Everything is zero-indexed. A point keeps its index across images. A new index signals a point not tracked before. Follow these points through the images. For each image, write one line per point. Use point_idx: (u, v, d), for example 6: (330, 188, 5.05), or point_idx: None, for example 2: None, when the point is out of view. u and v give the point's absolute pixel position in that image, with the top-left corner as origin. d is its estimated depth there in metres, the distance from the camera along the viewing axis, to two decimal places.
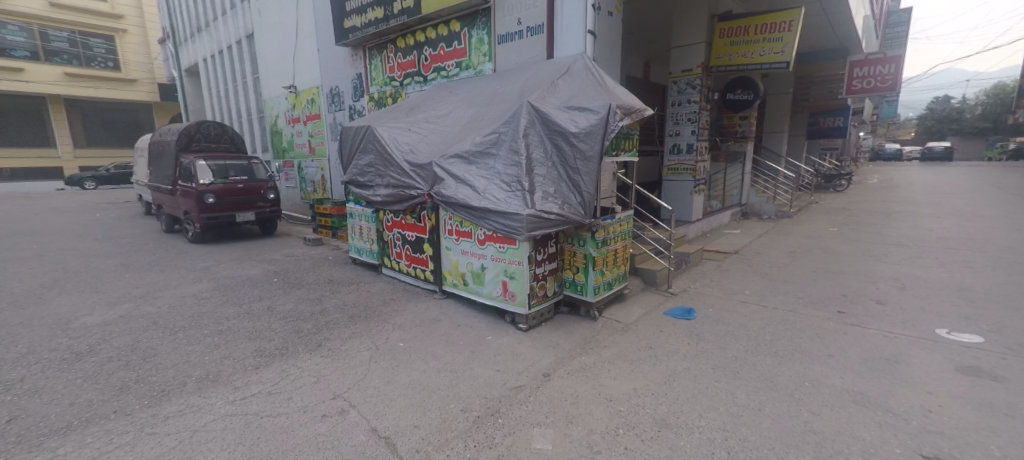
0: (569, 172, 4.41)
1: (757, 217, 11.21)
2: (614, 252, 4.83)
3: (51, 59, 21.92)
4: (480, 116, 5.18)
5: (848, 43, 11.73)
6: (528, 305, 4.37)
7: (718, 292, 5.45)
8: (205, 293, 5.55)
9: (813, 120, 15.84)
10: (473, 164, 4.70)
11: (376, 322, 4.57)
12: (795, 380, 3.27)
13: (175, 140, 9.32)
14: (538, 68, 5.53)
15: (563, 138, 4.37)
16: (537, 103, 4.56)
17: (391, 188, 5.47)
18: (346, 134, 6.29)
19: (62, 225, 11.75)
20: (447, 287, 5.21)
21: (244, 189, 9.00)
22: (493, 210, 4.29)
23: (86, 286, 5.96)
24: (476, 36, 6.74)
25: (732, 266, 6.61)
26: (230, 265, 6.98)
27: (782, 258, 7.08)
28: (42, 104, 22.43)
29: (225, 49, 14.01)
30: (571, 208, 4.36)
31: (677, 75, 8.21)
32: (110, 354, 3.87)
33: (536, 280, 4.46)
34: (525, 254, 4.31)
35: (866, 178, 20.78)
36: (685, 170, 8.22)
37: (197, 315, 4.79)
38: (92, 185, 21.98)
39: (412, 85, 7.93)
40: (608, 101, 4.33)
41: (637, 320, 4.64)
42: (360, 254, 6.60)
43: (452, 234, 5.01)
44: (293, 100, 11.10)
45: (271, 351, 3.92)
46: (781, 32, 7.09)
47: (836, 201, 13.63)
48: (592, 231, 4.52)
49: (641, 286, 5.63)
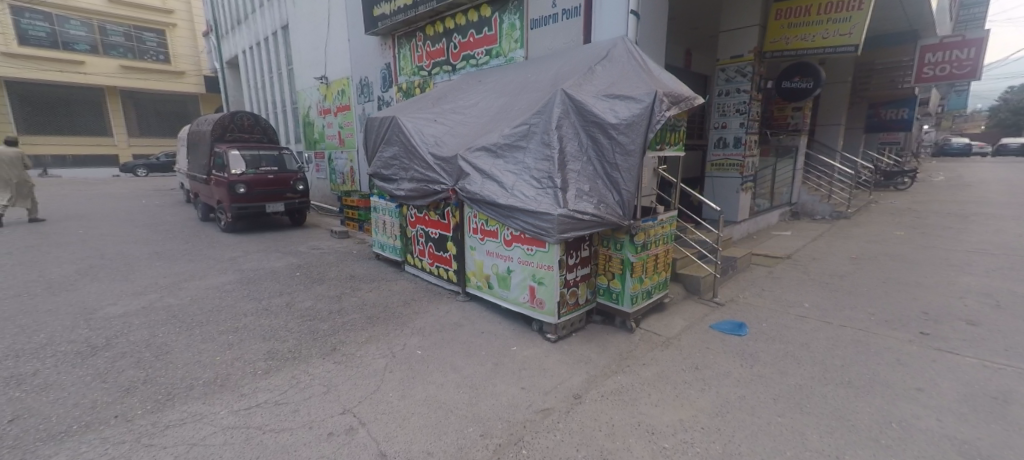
0: (606, 168, 3.98)
1: (808, 217, 10.36)
2: (654, 258, 4.37)
3: (109, 52, 23.03)
4: (510, 106, 4.78)
5: (920, 26, 10.57)
6: (557, 314, 3.98)
7: (771, 303, 4.88)
8: (228, 286, 5.45)
9: (874, 111, 14.71)
10: (501, 158, 4.33)
11: (394, 326, 4.29)
12: (879, 421, 2.76)
13: (210, 130, 9.41)
14: (574, 53, 5.08)
15: (601, 129, 3.94)
16: (572, 91, 4.13)
17: (414, 182, 5.17)
18: (371, 125, 6.04)
19: (110, 211, 12.19)
20: (471, 289, 4.88)
21: (274, 180, 8.97)
22: (522, 209, 3.90)
23: (117, 274, 5.98)
24: (507, 22, 6.34)
25: (784, 274, 5.97)
26: (256, 256, 6.92)
27: (843, 265, 6.36)
28: (100, 96, 23.47)
29: (262, 41, 14.19)
30: (608, 208, 3.93)
31: (724, 62, 7.54)
32: (124, 349, 3.74)
33: (567, 286, 4.06)
34: (556, 258, 3.90)
35: (930, 176, 19.07)
36: (732, 166, 7.56)
37: (216, 310, 4.65)
38: (143, 172, 23.08)
39: (440, 75, 7.61)
40: (653, 87, 3.85)
41: (680, 334, 4.16)
42: (384, 249, 6.38)
43: (477, 233, 4.68)
44: (325, 90, 11.03)
45: (284, 354, 3.70)
46: (850, 10, 6.34)
47: (899, 201, 12.49)
48: (631, 234, 4.08)
49: (682, 294, 5.13)
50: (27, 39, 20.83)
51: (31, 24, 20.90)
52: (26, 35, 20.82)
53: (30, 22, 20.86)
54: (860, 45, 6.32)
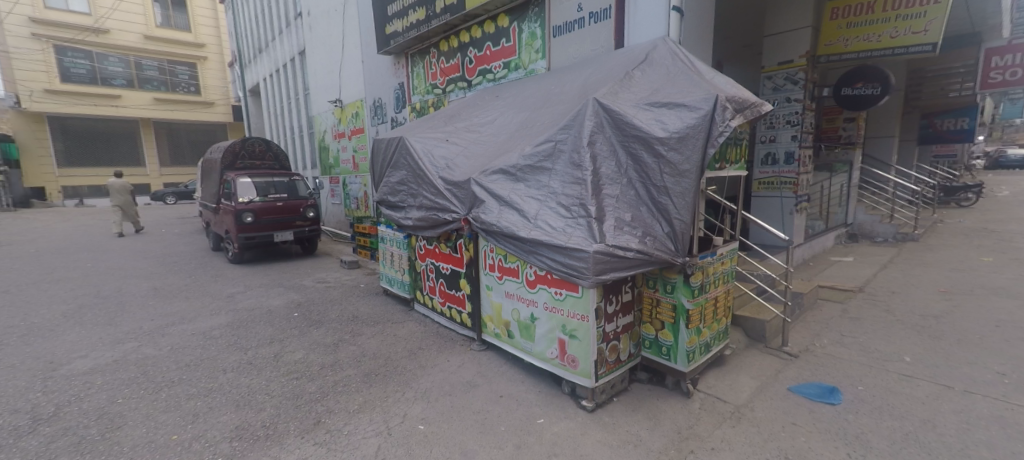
0: (651, 191, 3.22)
1: (868, 240, 9.28)
2: (713, 302, 3.54)
3: (144, 86, 23.75)
4: (531, 122, 4.10)
5: (986, 29, 9.49)
6: (595, 375, 3.16)
7: (861, 358, 3.93)
8: (215, 331, 4.83)
9: (926, 122, 13.32)
10: (521, 182, 3.61)
11: (394, 387, 3.53)
12: None
13: (220, 158, 9.11)
14: (604, 60, 4.38)
15: (644, 144, 3.19)
16: (607, 100, 3.41)
17: (423, 210, 4.50)
18: (378, 147, 5.44)
19: (126, 241, 12.02)
20: (488, 336, 4.14)
21: (283, 207, 8.50)
22: (547, 243, 3.15)
23: (103, 316, 5.47)
24: (527, 30, 5.75)
25: (864, 314, 5.00)
26: (256, 292, 6.35)
27: (932, 301, 5.34)
28: (134, 127, 24.19)
29: (280, 67, 14.14)
30: (656, 242, 3.17)
31: (769, 69, 6.72)
32: (69, 424, 3.09)
33: (606, 341, 3.25)
34: (592, 305, 3.10)
35: (993, 190, 17.40)
36: (783, 184, 6.66)
37: (193, 364, 4.00)
38: (172, 200, 23.64)
39: (455, 92, 7.06)
40: (712, 93, 3.08)
41: (750, 401, 3.28)
42: (392, 285, 5.72)
43: (494, 270, 3.94)
44: (339, 114, 10.70)
45: (255, 431, 2.99)
46: (924, 4, 5.55)
47: (969, 219, 11.19)
48: (685, 274, 3.27)
49: (743, 342, 4.24)
50: (68, 76, 21.58)
51: (73, 62, 21.67)
52: (68, 73, 21.57)
53: (72, 60, 21.66)
54: (939, 44, 5.49)
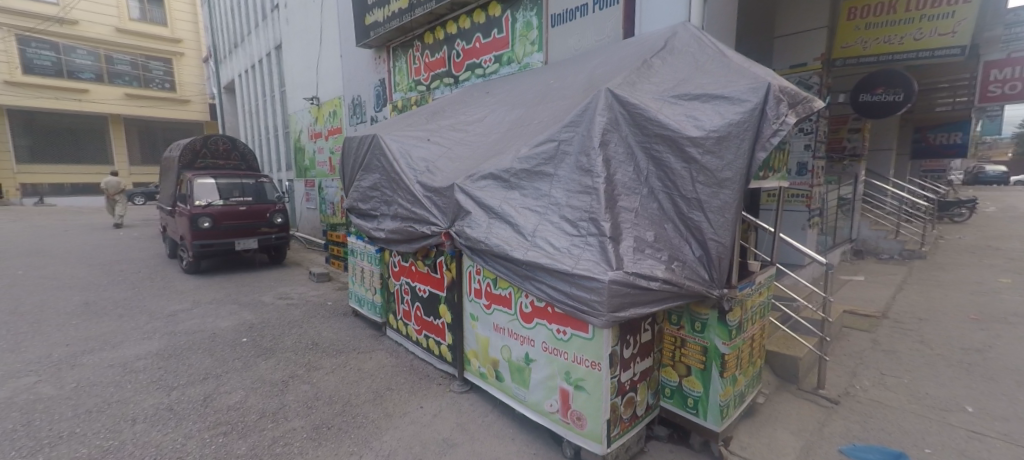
0: (679, 205, 2.56)
1: (874, 256, 8.83)
2: (749, 342, 2.89)
3: (114, 81, 22.46)
4: (527, 119, 3.43)
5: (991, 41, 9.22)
6: (607, 439, 2.47)
7: (916, 407, 3.29)
8: (139, 362, 4.00)
9: (920, 135, 13.06)
10: (515, 189, 2.92)
11: (347, 447, 2.77)
12: None
13: (177, 157, 8.24)
14: (613, 49, 3.73)
15: (671, 146, 2.52)
16: (623, 90, 2.74)
17: (398, 220, 3.78)
18: (349, 146, 4.70)
19: (75, 244, 10.93)
20: (471, 376, 3.43)
21: (246, 213, 7.63)
22: (547, 268, 2.46)
23: (7, 341, 4.56)
24: (521, 20, 5.10)
25: (897, 345, 4.41)
26: (203, 311, 5.51)
27: (967, 331, 4.77)
28: (103, 123, 22.88)
29: (256, 63, 13.28)
30: (685, 268, 2.51)
31: (780, 73, 6.17)
32: None
33: (621, 394, 2.56)
34: (606, 350, 2.41)
35: (981, 206, 17.37)
36: (796, 197, 6.06)
37: (95, 411, 3.19)
38: (141, 200, 22.32)
39: (440, 89, 6.37)
40: (759, 81, 2.43)
41: None
42: (362, 305, 4.97)
43: (480, 297, 3.24)
44: (316, 112, 9.91)
45: None
46: (951, 4, 5.13)
47: (970, 236, 10.86)
48: (720, 309, 2.62)
49: (774, 385, 3.59)
50: (31, 68, 20.11)
51: (38, 53, 20.18)
52: (30, 64, 20.09)
53: (36, 51, 20.19)
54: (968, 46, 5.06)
